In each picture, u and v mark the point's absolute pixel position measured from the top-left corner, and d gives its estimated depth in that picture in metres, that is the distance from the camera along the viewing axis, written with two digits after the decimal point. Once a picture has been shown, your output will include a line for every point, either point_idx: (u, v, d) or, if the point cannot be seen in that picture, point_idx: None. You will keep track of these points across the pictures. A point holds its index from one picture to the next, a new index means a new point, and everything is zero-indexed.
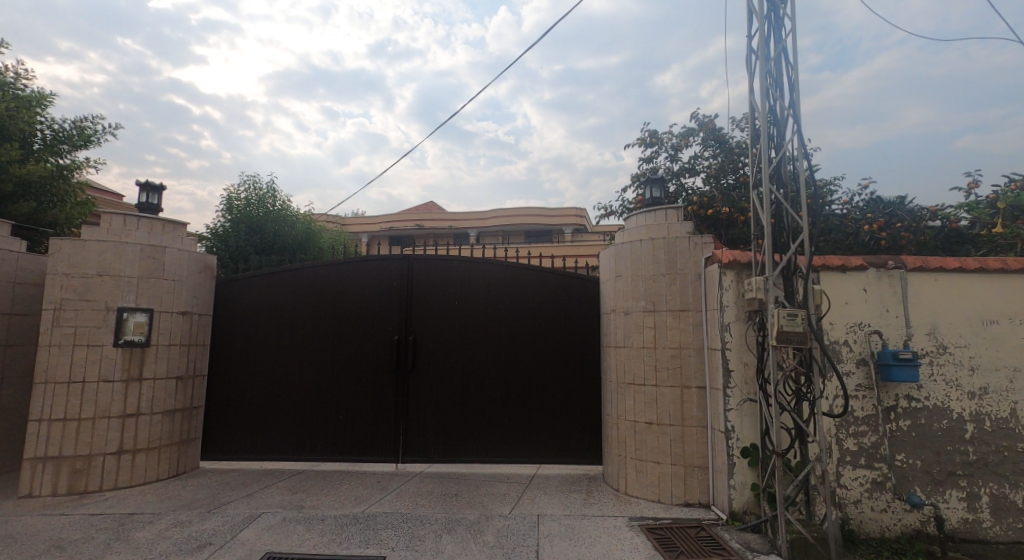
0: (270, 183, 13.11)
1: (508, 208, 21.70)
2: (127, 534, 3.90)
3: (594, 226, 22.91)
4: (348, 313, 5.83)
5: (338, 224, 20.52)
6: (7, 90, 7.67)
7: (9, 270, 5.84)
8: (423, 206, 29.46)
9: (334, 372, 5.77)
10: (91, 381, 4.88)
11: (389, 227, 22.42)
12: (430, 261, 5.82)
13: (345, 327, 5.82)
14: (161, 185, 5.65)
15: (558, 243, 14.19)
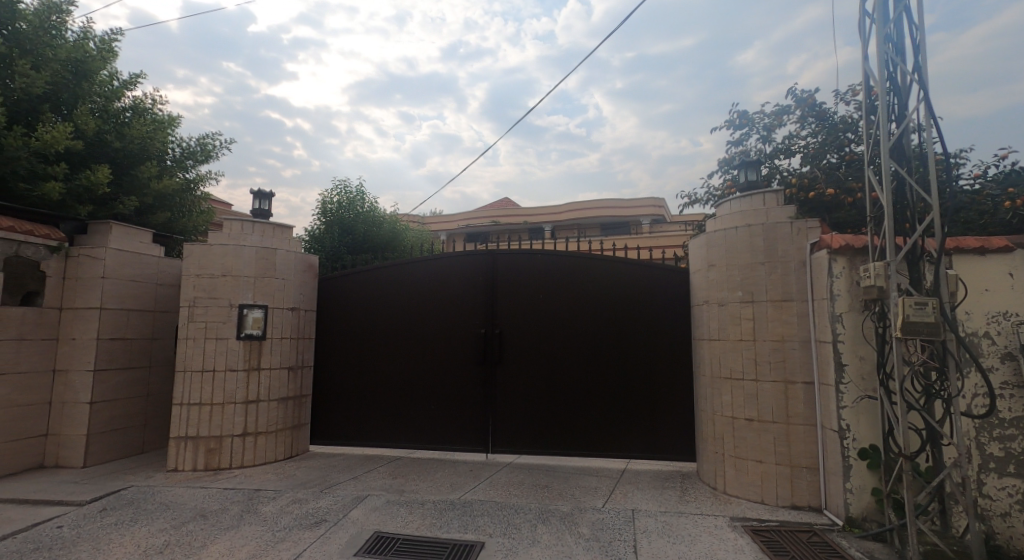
0: (359, 187, 13.89)
1: (584, 202, 21.51)
2: (256, 508, 4.34)
3: (675, 217, 22.09)
4: (436, 307, 6.06)
5: (420, 224, 21.39)
6: (147, 115, 8.72)
7: (152, 272, 6.69)
8: (499, 204, 29.93)
9: (426, 364, 6.03)
10: (219, 370, 5.46)
11: (468, 224, 23.02)
12: (513, 255, 5.89)
13: (435, 321, 6.05)
14: (271, 192, 6.20)
15: (638, 235, 13.83)
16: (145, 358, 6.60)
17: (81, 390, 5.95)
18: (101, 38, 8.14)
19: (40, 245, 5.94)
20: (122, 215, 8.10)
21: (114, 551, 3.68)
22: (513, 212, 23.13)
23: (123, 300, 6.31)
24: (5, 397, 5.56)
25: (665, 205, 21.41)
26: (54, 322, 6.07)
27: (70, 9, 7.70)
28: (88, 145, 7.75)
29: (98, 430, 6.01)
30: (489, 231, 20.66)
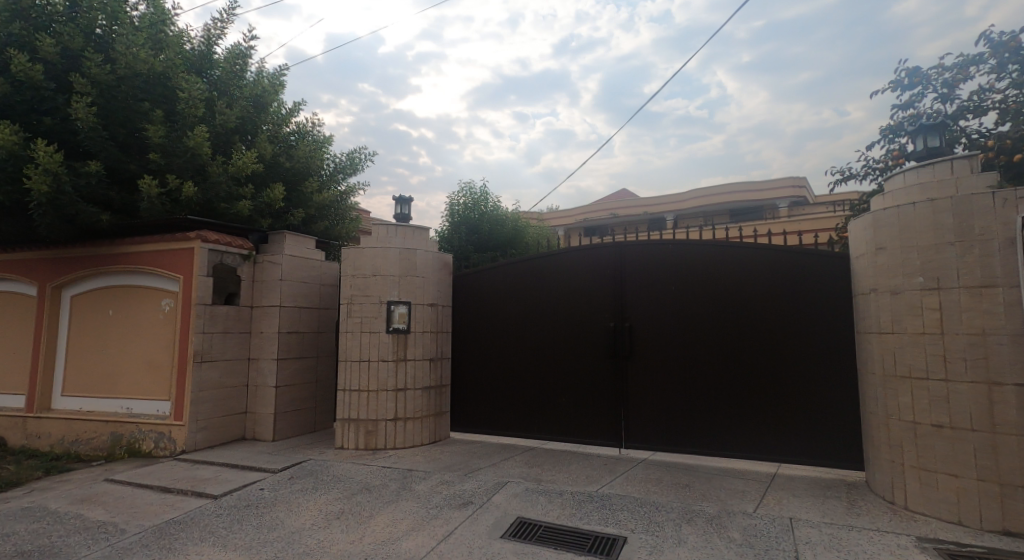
0: (482, 187, 14.45)
1: (711, 188, 20.22)
2: (411, 486, 4.74)
3: (818, 199, 19.85)
4: (565, 301, 6.08)
5: (539, 221, 21.69)
6: (309, 136, 9.93)
7: (317, 274, 7.64)
8: (619, 197, 29.28)
9: (556, 358, 6.07)
10: (373, 361, 6.04)
11: (586, 219, 22.86)
12: (642, 246, 5.69)
13: (565, 314, 6.06)
14: (409, 197, 6.72)
15: (774, 220, 12.63)
16: (314, 349, 7.55)
17: (268, 375, 6.98)
18: (272, 73, 9.41)
19: (236, 253, 7.07)
20: (293, 225, 9.33)
21: (302, 513, 4.27)
22: (632, 202, 22.49)
23: (296, 298, 7.28)
24: (216, 380, 6.72)
25: (806, 185, 19.31)
26: (247, 318, 7.18)
27: (250, 53, 9.04)
28: (267, 167, 9.01)
29: (282, 410, 7.00)
30: (606, 224, 20.31)
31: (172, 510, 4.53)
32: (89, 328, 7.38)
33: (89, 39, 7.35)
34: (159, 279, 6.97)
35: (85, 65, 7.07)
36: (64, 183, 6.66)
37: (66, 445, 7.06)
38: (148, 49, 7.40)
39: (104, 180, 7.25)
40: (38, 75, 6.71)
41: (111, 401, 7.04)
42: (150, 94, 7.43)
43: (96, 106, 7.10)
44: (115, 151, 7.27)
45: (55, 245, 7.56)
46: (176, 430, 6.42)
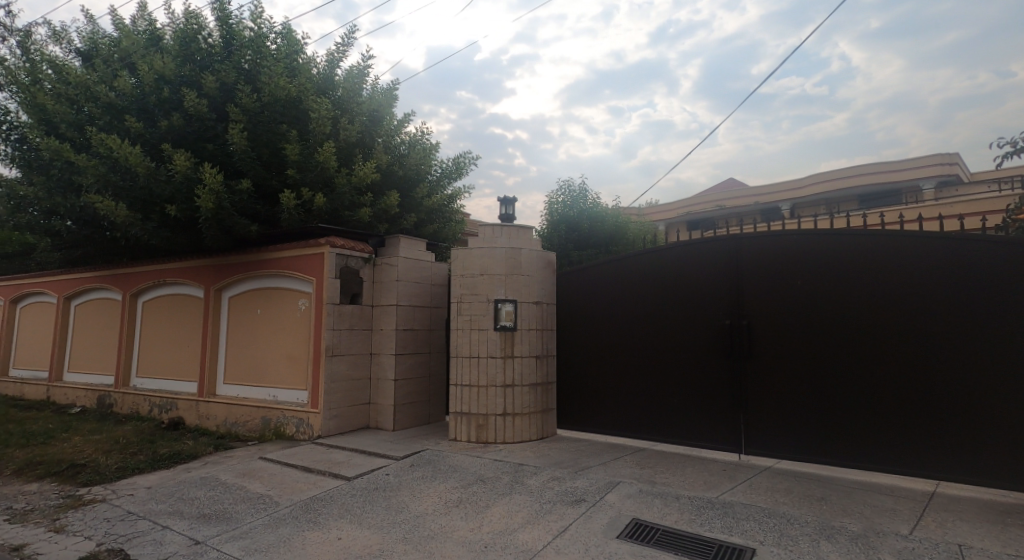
0: (581, 183, 14.30)
1: (834, 172, 18.36)
2: (523, 480, 4.82)
3: (971, 177, 17.22)
4: (674, 296, 5.81)
5: (640, 215, 21.08)
6: (419, 145, 10.50)
7: (429, 275, 8.07)
8: (728, 187, 27.56)
9: (665, 356, 5.82)
10: (482, 357, 6.23)
11: (690, 211, 21.81)
12: (759, 238, 5.30)
13: (675, 311, 5.79)
14: (514, 197, 6.85)
15: (915, 203, 11.15)
16: (427, 345, 7.97)
17: (388, 369, 7.48)
18: (386, 88, 10.07)
19: (358, 257, 7.66)
20: (406, 229, 9.93)
21: (425, 499, 4.52)
22: (743, 192, 21.06)
23: (411, 298, 7.73)
24: (345, 372, 7.34)
25: (956, 161, 16.82)
26: (369, 316, 7.75)
27: (366, 71, 9.77)
28: (384, 175, 9.67)
29: (401, 402, 7.47)
30: (714, 216, 19.22)
31: (313, 488, 5.02)
32: (242, 325, 8.42)
33: (239, 73, 8.36)
34: (296, 281, 7.78)
35: (238, 96, 8.07)
36: (223, 199, 7.65)
37: (227, 426, 8.12)
38: (285, 77, 8.26)
39: (253, 195, 8.21)
40: (202, 108, 7.76)
41: (260, 389, 7.97)
42: (287, 117, 8.30)
43: (246, 131, 8.05)
44: (260, 169, 8.19)
45: (215, 253, 8.70)
46: (313, 417, 7.12)
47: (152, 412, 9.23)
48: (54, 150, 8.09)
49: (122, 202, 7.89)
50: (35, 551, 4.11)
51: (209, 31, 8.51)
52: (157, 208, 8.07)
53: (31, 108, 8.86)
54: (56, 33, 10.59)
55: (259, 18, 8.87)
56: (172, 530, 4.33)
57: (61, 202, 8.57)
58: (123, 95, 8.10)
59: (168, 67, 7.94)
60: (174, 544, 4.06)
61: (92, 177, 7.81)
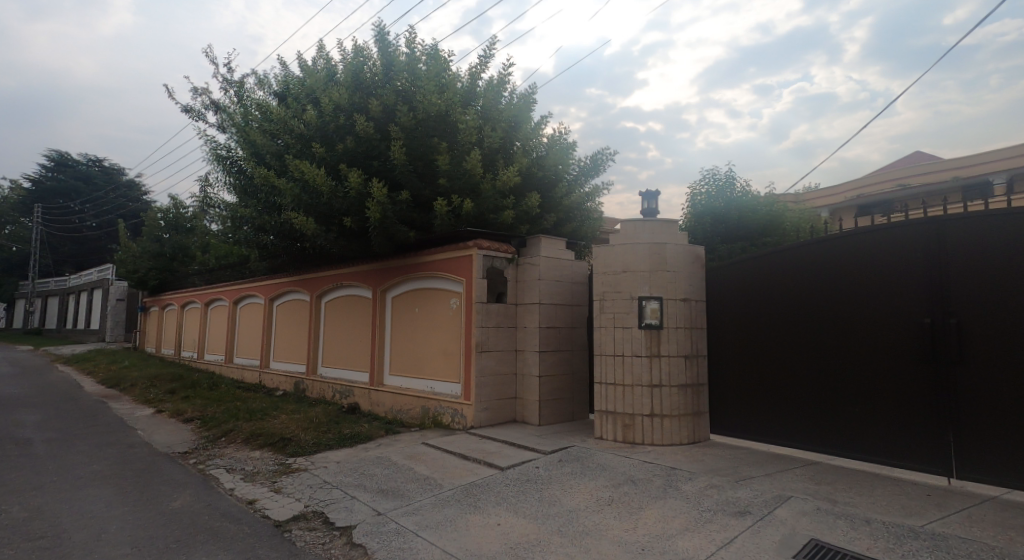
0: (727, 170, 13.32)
1: None
2: (677, 485, 4.67)
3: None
4: (854, 293, 5.08)
5: (796, 203, 19.06)
6: (558, 145, 10.66)
7: (571, 273, 8.19)
8: (909, 164, 23.69)
9: (847, 361, 5.09)
10: (627, 355, 6.14)
11: (859, 195, 19.19)
12: (956, 221, 4.46)
13: (855, 310, 5.06)
14: (656, 190, 6.65)
15: None
16: (570, 342, 8.08)
17: (533, 365, 7.72)
18: (525, 93, 10.39)
19: (503, 257, 8.03)
20: (547, 229, 10.17)
21: (576, 495, 4.61)
22: (933, 168, 17.91)
23: (553, 297, 7.91)
24: (494, 367, 7.75)
25: None
26: (513, 314, 8.08)
27: (506, 80, 10.19)
28: (525, 178, 10.00)
29: (546, 397, 7.67)
30: (891, 199, 16.67)
31: (471, 474, 5.41)
32: (404, 322, 9.31)
33: (399, 95, 9.26)
34: (449, 282, 8.39)
35: (397, 116, 8.95)
36: (387, 209, 8.54)
37: (393, 413, 9.04)
38: (435, 94, 8.96)
39: (411, 204, 9.03)
40: (370, 129, 8.74)
41: (420, 380, 8.74)
42: (438, 131, 8.99)
43: (404, 146, 8.87)
44: (416, 180, 8.98)
45: (380, 258, 9.74)
46: (466, 408, 7.62)
47: (334, 398, 10.63)
48: (262, 176, 9.73)
49: (310, 216, 9.20)
50: (261, 506, 5.01)
51: (372, 60, 9.55)
52: (336, 220, 9.26)
53: (245, 143, 10.77)
54: (260, 79, 12.72)
55: (413, 42, 9.73)
56: (358, 500, 4.98)
57: (266, 219, 10.27)
58: (309, 125, 9.45)
59: (342, 97, 9.11)
60: (361, 513, 4.67)
61: (289, 197, 9.24)
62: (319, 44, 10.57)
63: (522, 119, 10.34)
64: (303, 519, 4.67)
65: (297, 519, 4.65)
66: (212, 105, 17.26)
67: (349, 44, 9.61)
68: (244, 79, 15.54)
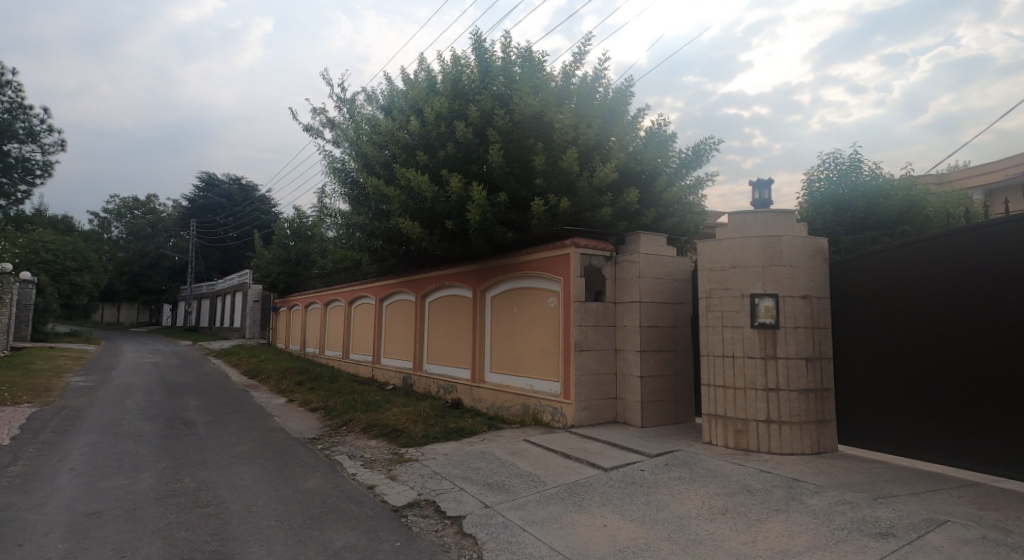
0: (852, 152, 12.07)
1: None
2: (802, 498, 4.33)
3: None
4: (930, 316, 4.91)
5: (936, 186, 16.89)
6: (656, 138, 10.31)
7: (673, 270, 7.90)
8: None
9: (988, 377, 4.43)
10: (738, 356, 5.81)
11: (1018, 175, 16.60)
12: (993, 227, 4.46)
13: (933, 335, 4.89)
14: (768, 180, 6.21)
15: None
16: (673, 342, 7.79)
17: (634, 365, 7.54)
18: (621, 86, 10.16)
19: (600, 255, 7.93)
20: (646, 225, 9.90)
21: (685, 501, 4.45)
22: None
23: (654, 295, 7.67)
24: (593, 367, 7.69)
25: None
26: (612, 313, 7.95)
27: (601, 75, 10.05)
28: (622, 173, 9.80)
29: (649, 399, 7.45)
30: None
31: (574, 473, 5.41)
32: (503, 321, 9.52)
33: (495, 99, 9.48)
34: (547, 281, 8.45)
35: (494, 119, 9.15)
36: (486, 211, 8.78)
37: (494, 409, 9.28)
38: (530, 95, 9.06)
39: (509, 206, 9.19)
40: (469, 134, 9.03)
41: (520, 378, 8.88)
42: (533, 132, 9.08)
43: (501, 149, 9.02)
44: (513, 181, 9.12)
45: (480, 259, 10.04)
46: (566, 407, 7.63)
47: (439, 393, 11.12)
48: (373, 185, 10.44)
49: (415, 221, 9.71)
50: (380, 492, 5.39)
51: (470, 68, 9.87)
52: (439, 224, 9.69)
53: (357, 155, 11.63)
54: (369, 95, 13.67)
55: (508, 46, 9.92)
56: (466, 492, 5.18)
57: (376, 225, 11.01)
58: (414, 134, 9.97)
59: (442, 106, 9.51)
60: (470, 504, 4.86)
61: (396, 203, 9.81)
62: (421, 57, 11.13)
63: (618, 114, 10.14)
64: (417, 506, 4.95)
65: (412, 505, 4.94)
66: (328, 122, 18.86)
67: (448, 54, 10.01)
68: (355, 95, 16.76)
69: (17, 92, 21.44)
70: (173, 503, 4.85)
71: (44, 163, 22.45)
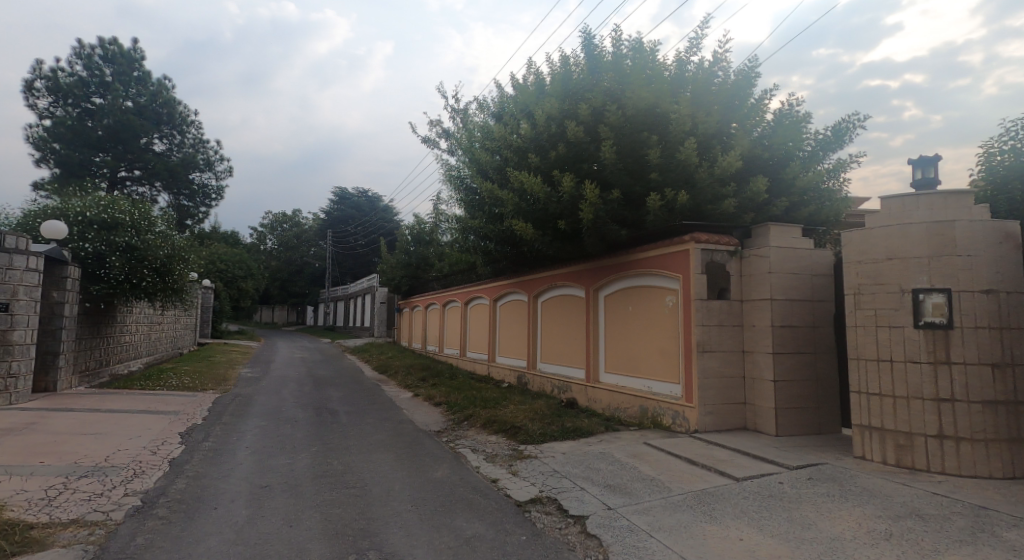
0: None
1: None
2: (993, 530, 3.68)
3: None
4: None
5: None
6: (787, 120, 9.42)
7: (809, 264, 7.19)
8: None
9: None
10: (898, 361, 5.11)
11: None
12: None
13: None
14: (933, 156, 5.40)
15: None
16: (813, 344, 7.07)
17: (766, 369, 6.95)
18: (744, 68, 9.43)
19: (724, 250, 7.44)
20: (776, 215, 9.10)
21: (836, 521, 4.00)
22: None
23: (788, 292, 7.01)
24: (718, 369, 7.22)
25: None
26: (739, 312, 7.41)
27: (721, 58, 9.41)
28: (746, 162, 9.10)
29: (784, 405, 6.83)
30: None
31: (702, 481, 5.12)
32: (619, 321, 9.29)
33: (606, 94, 9.28)
34: (665, 279, 8.10)
35: (605, 115, 8.95)
36: (599, 209, 8.62)
37: (610, 410, 9.09)
38: (642, 88, 8.76)
39: (622, 202, 8.94)
40: (580, 133, 8.91)
41: (638, 380, 8.60)
42: (647, 125, 8.75)
43: (614, 145, 8.77)
44: (627, 178, 8.85)
45: (594, 257, 9.91)
46: (688, 411, 7.24)
47: (554, 392, 11.15)
48: (487, 190, 10.73)
49: (528, 222, 9.83)
50: (503, 486, 5.52)
51: (579, 66, 9.77)
52: (551, 224, 9.72)
53: (471, 162, 12.08)
54: (481, 103, 14.13)
55: (618, 39, 9.66)
56: (588, 493, 5.12)
57: (489, 228, 11.33)
58: (525, 137, 10.08)
59: (553, 106, 9.53)
60: (592, 504, 4.80)
61: (509, 206, 9.99)
62: (530, 61, 11.23)
63: (741, 98, 9.42)
64: (540, 502, 4.99)
65: (534, 502, 5.00)
66: (444, 132, 19.85)
67: (557, 55, 10.00)
68: (467, 105, 17.43)
69: (198, 129, 25.12)
70: (326, 483, 5.37)
71: (218, 188, 26.13)
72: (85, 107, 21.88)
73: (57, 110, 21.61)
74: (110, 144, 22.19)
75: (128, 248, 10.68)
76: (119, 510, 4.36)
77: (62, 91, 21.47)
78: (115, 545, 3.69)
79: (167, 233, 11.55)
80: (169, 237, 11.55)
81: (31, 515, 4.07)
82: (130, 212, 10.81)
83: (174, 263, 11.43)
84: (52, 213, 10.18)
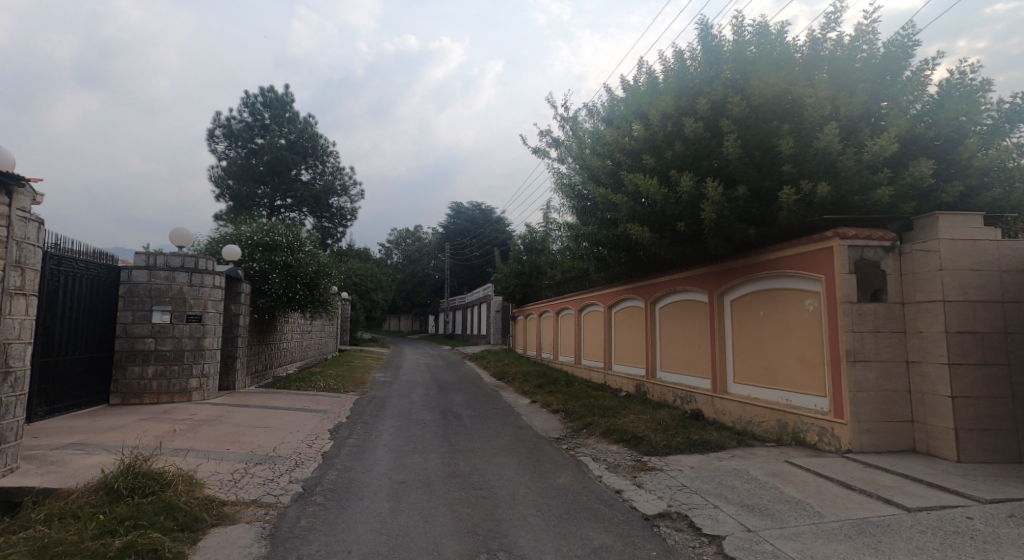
0: None
1: None
2: None
3: None
4: None
5: None
6: (957, 91, 8.12)
7: (992, 258, 6.11)
8: None
9: None
10: None
11: None
12: None
13: None
14: None
15: None
16: (1003, 354, 5.97)
17: (940, 383, 5.99)
18: (899, 37, 8.30)
19: (877, 246, 6.54)
20: (945, 204, 7.88)
21: None
22: None
23: (965, 291, 5.99)
24: (876, 382, 6.35)
25: None
26: (901, 317, 6.48)
27: (870, 29, 8.37)
28: (902, 145, 8.02)
29: (968, 427, 5.81)
30: None
31: (863, 508, 4.52)
32: (749, 327, 8.61)
33: (729, 86, 8.68)
34: (804, 280, 7.34)
35: (728, 106, 8.37)
36: (723, 208, 8.06)
37: (741, 424, 8.42)
38: (769, 74, 8.09)
39: (750, 200, 8.29)
40: (699, 130, 8.43)
41: (774, 391, 7.87)
42: (777, 113, 8.04)
43: (739, 138, 8.14)
44: (754, 172, 8.18)
45: (719, 260, 9.30)
46: (839, 428, 6.46)
47: (676, 402, 10.60)
48: (600, 195, 10.56)
49: (645, 225, 9.47)
50: (628, 497, 5.34)
51: (695, 60, 9.29)
52: (669, 226, 9.28)
53: (582, 168, 11.99)
54: (592, 109, 14.01)
55: (740, 26, 9.04)
56: (723, 511, 4.76)
57: (602, 234, 11.14)
58: (638, 139, 9.79)
59: (667, 104, 9.14)
60: (729, 524, 4.44)
61: (624, 210, 9.69)
62: (641, 61, 10.93)
63: (893, 72, 8.30)
64: (669, 517, 4.74)
65: (664, 517, 4.76)
66: (554, 141, 20.03)
67: (670, 51, 9.61)
68: (577, 113, 17.45)
69: (336, 159, 27.93)
70: (455, 482, 5.59)
71: (353, 210, 28.73)
72: (251, 146, 25.40)
73: (231, 152, 25.34)
74: (269, 177, 25.39)
75: (285, 266, 12.13)
76: (286, 495, 4.89)
77: (234, 135, 25.20)
78: (285, 525, 4.14)
79: (314, 251, 12.90)
80: (315, 255, 12.95)
81: (222, 494, 4.71)
82: (286, 234, 12.33)
83: (320, 278, 12.75)
84: (228, 238, 11.89)
